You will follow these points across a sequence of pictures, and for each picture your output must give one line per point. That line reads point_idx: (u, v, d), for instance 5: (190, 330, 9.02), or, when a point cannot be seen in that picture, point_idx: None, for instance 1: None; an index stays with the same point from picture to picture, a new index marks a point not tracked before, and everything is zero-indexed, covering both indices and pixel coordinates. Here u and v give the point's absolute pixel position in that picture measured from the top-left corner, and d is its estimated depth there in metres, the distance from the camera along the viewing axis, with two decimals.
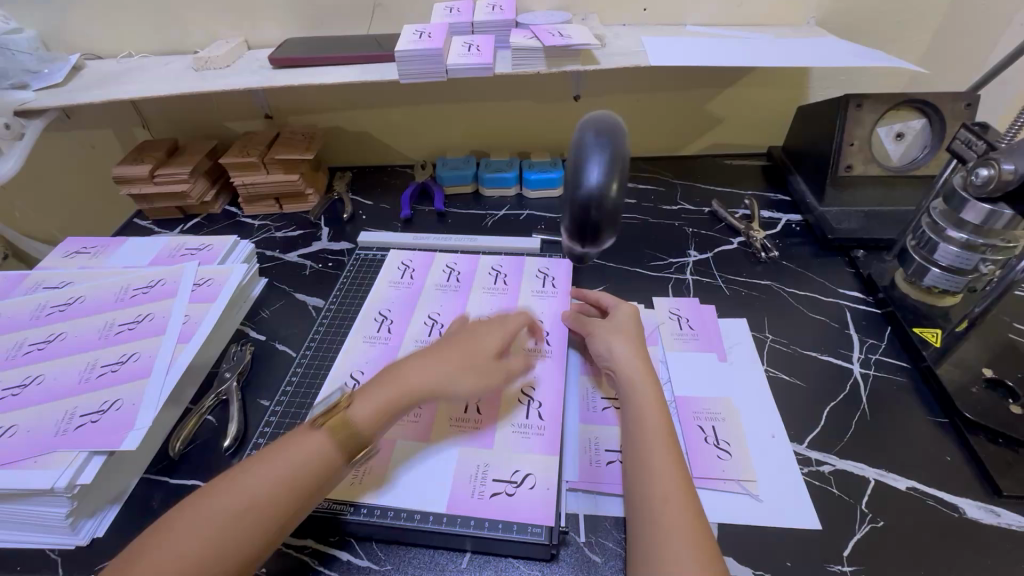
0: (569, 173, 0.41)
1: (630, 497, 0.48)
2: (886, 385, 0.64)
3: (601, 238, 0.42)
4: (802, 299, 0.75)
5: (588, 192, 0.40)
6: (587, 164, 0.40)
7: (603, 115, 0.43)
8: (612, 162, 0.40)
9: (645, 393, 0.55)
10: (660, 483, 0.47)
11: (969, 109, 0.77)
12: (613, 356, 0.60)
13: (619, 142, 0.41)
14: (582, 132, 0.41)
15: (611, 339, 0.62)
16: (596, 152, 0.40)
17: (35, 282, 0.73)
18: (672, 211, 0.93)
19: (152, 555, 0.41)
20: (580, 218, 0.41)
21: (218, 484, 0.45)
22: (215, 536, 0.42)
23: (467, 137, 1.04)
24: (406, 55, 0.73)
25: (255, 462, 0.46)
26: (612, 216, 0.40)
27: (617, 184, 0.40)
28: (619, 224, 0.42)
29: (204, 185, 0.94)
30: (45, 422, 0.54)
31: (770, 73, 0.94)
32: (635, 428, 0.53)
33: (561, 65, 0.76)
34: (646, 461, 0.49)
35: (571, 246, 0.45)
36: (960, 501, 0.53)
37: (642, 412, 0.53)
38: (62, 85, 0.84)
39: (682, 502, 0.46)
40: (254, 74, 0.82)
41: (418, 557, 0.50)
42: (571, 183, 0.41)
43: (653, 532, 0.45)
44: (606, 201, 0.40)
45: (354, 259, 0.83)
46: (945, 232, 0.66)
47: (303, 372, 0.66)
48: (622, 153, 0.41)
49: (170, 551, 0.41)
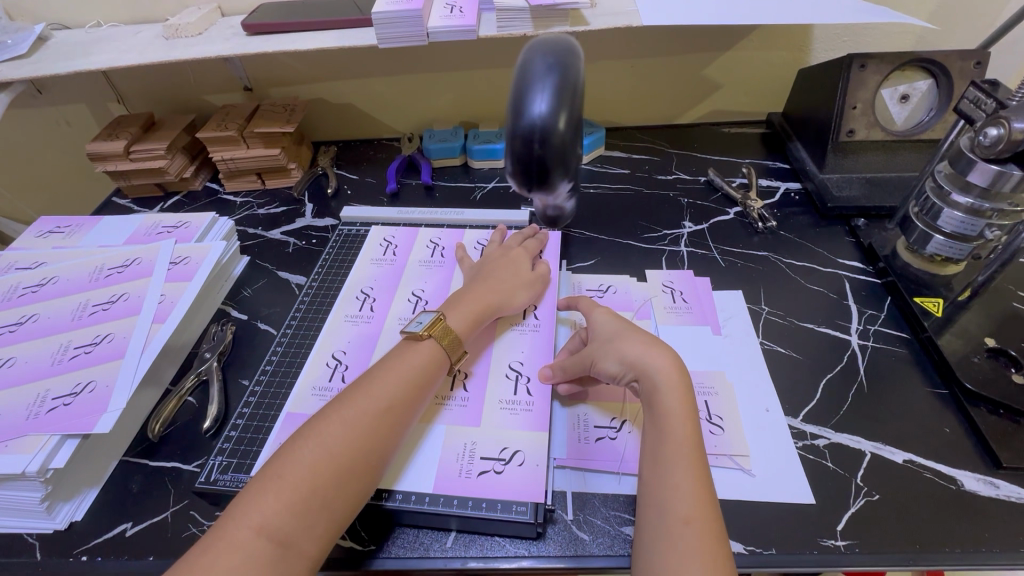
0: (513, 103, 0.37)
1: (643, 518, 0.43)
2: (885, 356, 0.62)
3: (550, 177, 0.38)
4: (800, 271, 0.73)
5: (533, 124, 0.36)
6: (531, 95, 0.36)
7: (557, 40, 0.39)
8: (559, 89, 0.36)
9: (668, 402, 0.47)
10: (677, 473, 0.44)
11: (978, 68, 0.73)
12: (629, 365, 0.51)
13: (571, 70, 0.38)
14: (529, 55, 0.37)
15: (614, 349, 0.52)
16: (542, 78, 0.36)
17: (8, 263, 0.70)
18: (667, 181, 0.90)
19: (208, 560, 0.37)
20: (525, 152, 0.37)
21: (277, 467, 0.42)
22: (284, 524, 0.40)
23: (455, 107, 1.00)
24: (383, 18, 0.69)
25: (299, 447, 0.43)
26: (559, 151, 0.36)
27: (567, 116, 0.36)
28: (570, 163, 0.38)
29: (182, 161, 0.91)
30: (17, 406, 0.53)
31: (769, 34, 0.90)
32: (652, 410, 0.48)
33: (549, 26, 0.72)
34: (664, 478, 0.44)
35: (520, 191, 0.41)
36: (958, 473, 0.51)
37: (660, 392, 0.48)
38: (27, 57, 0.80)
39: (704, 520, 0.41)
40: (227, 41, 0.78)
41: (402, 537, 0.49)
42: (514, 112, 0.37)
43: (669, 552, 0.40)
44: (554, 136, 0.36)
45: (337, 235, 0.80)
46: (950, 196, 0.63)
47: (284, 350, 0.63)
48: (572, 81, 0.37)
49: (232, 553, 0.38)
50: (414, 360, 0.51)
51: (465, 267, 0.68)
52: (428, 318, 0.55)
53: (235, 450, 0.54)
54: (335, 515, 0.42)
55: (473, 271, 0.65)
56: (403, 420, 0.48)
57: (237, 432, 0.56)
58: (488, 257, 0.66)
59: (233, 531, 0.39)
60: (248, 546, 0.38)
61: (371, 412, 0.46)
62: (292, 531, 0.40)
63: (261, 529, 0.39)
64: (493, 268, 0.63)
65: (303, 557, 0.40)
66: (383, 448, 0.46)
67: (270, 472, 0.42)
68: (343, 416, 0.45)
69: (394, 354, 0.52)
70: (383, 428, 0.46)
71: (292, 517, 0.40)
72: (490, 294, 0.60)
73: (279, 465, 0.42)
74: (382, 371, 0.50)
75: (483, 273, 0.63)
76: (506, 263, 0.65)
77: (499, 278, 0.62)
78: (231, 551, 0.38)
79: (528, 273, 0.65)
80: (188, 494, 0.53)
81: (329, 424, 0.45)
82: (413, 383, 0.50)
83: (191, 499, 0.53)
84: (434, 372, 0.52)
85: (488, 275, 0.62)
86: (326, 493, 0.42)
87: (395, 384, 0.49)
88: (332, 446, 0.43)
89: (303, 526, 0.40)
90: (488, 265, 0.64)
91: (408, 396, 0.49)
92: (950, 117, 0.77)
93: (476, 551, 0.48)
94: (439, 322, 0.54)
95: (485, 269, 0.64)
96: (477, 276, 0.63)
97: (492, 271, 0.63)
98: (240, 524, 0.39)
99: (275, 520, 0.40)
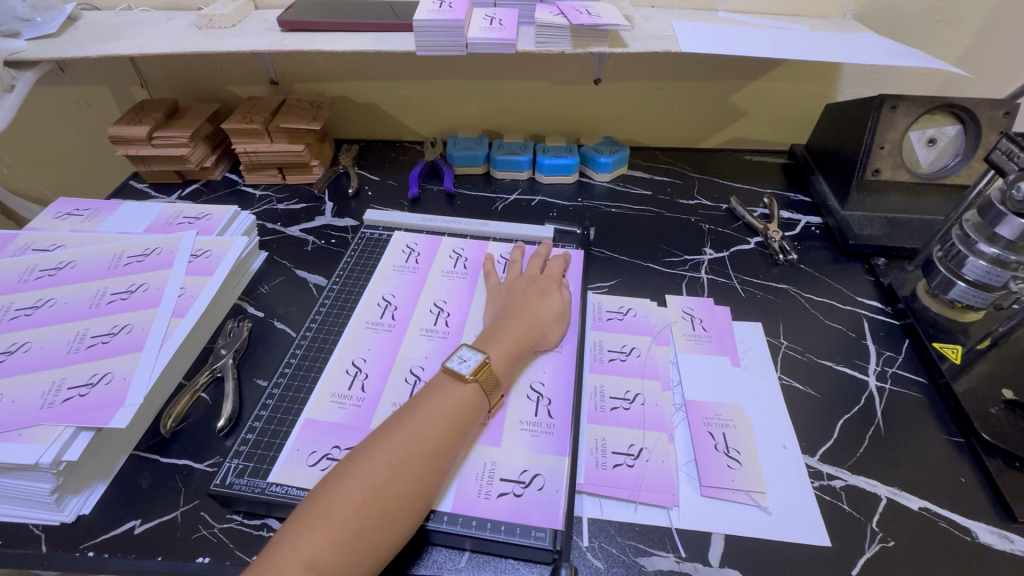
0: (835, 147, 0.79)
1: None
2: (901, 399, 0.62)
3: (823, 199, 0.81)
4: (818, 306, 0.73)
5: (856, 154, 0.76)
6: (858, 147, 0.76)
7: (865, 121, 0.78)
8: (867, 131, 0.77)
9: None
10: None
11: (1007, 118, 0.74)
12: None
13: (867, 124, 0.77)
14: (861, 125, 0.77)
15: None
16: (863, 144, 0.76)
17: (25, 243, 0.70)
18: (688, 206, 0.90)
19: None
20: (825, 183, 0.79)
21: (324, 502, 0.43)
22: (334, 563, 0.40)
23: (480, 114, 0.99)
24: (424, 26, 0.69)
25: (344, 483, 0.44)
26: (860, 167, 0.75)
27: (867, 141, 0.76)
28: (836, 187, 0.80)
29: (203, 150, 0.90)
30: (32, 394, 0.52)
31: (799, 68, 0.90)
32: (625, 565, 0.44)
33: (587, 45, 0.73)
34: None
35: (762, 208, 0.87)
36: (972, 524, 0.51)
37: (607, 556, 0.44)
38: (57, 37, 0.79)
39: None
40: (261, 35, 0.78)
41: (416, 553, 0.48)
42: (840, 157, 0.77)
43: None
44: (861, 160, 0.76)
45: (359, 238, 0.79)
46: (976, 246, 0.64)
47: (303, 354, 0.63)
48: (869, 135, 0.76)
49: None
50: (456, 399, 0.51)
51: (490, 284, 0.68)
52: (474, 359, 0.54)
53: (252, 454, 0.53)
54: (379, 553, 0.43)
55: (501, 293, 0.66)
56: (446, 462, 0.48)
57: (254, 434, 0.55)
58: (515, 281, 0.66)
59: (281, 562, 0.40)
60: None
61: (415, 451, 0.46)
62: (338, 569, 0.40)
63: (308, 563, 0.40)
64: (523, 300, 0.63)
65: None
66: (426, 489, 0.46)
67: (317, 506, 0.43)
68: (388, 454, 0.46)
69: (434, 392, 0.51)
70: (427, 469, 0.46)
71: (339, 555, 0.41)
72: (520, 324, 0.60)
73: (326, 498, 0.43)
74: (427, 410, 0.49)
75: (514, 303, 0.63)
76: (532, 291, 0.64)
77: (526, 303, 0.62)
78: None
79: (557, 301, 0.64)
80: (199, 494, 0.52)
81: (374, 461, 0.45)
82: (455, 426, 0.49)
83: (203, 500, 0.52)
84: (475, 412, 0.51)
85: (521, 309, 0.62)
86: (371, 532, 0.42)
87: (440, 423, 0.49)
88: (377, 485, 0.44)
89: (348, 564, 0.41)
90: (517, 294, 0.64)
91: (450, 439, 0.49)
92: (976, 164, 0.77)
93: (490, 572, 0.48)
94: (485, 367, 0.53)
95: (517, 301, 0.63)
96: (508, 308, 0.62)
97: (523, 300, 0.63)
98: (286, 555, 0.40)
99: (321, 555, 0.40)
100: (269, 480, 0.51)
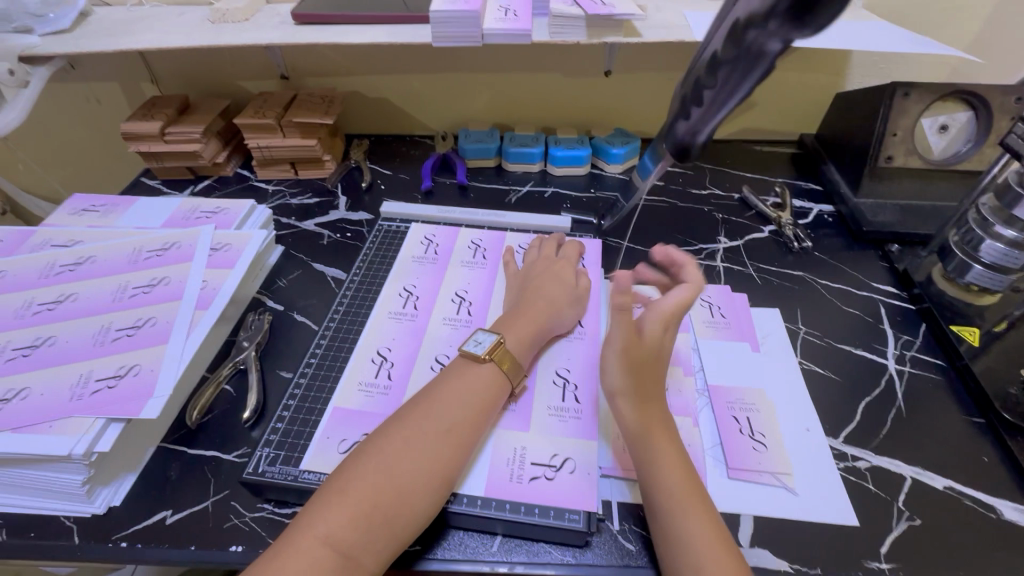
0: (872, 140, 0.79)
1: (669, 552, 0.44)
2: (922, 381, 0.63)
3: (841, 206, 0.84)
4: (835, 292, 0.73)
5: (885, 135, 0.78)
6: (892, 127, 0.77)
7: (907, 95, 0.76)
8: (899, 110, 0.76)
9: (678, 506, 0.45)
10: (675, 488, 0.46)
11: (1018, 103, 0.75)
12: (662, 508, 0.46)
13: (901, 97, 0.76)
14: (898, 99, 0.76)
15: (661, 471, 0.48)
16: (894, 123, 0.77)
17: (43, 239, 0.70)
18: (701, 196, 0.90)
19: (278, 566, 0.39)
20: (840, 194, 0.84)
21: (340, 481, 0.44)
22: (350, 538, 0.41)
23: (492, 108, 1.00)
24: (441, 17, 0.69)
25: (359, 462, 0.44)
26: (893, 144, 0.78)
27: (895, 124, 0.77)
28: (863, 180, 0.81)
29: (216, 145, 0.90)
30: (61, 387, 0.52)
31: (809, 57, 0.91)
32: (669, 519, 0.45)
33: (602, 35, 0.73)
34: (678, 531, 0.44)
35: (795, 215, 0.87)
36: (997, 502, 0.52)
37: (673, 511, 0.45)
38: (70, 32, 0.79)
39: (721, 553, 0.42)
40: (275, 29, 0.77)
41: (449, 539, 0.49)
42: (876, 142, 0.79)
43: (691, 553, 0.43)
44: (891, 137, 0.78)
45: (376, 231, 0.79)
46: (993, 228, 0.67)
47: (327, 344, 0.63)
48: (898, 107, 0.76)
49: (301, 563, 0.39)
50: (475, 381, 0.51)
51: (510, 273, 0.68)
52: (488, 340, 0.55)
53: (282, 443, 0.53)
54: (397, 531, 0.42)
55: (520, 279, 0.66)
56: (464, 441, 0.48)
57: (283, 424, 0.55)
58: (534, 267, 0.67)
59: (300, 539, 0.40)
60: (314, 554, 0.39)
61: (429, 431, 0.47)
62: (355, 545, 0.41)
63: (325, 539, 0.40)
64: (541, 285, 0.63)
65: (367, 564, 0.41)
66: (443, 471, 0.46)
67: (334, 485, 0.43)
68: (402, 434, 0.46)
69: (452, 374, 0.52)
70: (442, 451, 0.46)
71: (355, 531, 0.41)
72: (539, 310, 0.60)
73: (342, 477, 0.44)
74: (441, 393, 0.50)
75: (531, 288, 0.63)
76: (552, 277, 0.65)
77: (547, 288, 0.63)
78: (299, 558, 0.39)
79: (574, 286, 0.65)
80: (230, 485, 0.53)
81: (389, 441, 0.46)
82: (471, 407, 0.50)
83: (233, 489, 0.52)
84: (495, 394, 0.52)
85: (538, 293, 0.62)
86: (388, 509, 0.42)
87: (455, 404, 0.49)
88: (392, 462, 0.44)
89: (366, 540, 0.41)
90: (535, 279, 0.65)
91: (466, 420, 0.49)
92: (988, 150, 0.78)
93: (523, 556, 0.48)
94: (499, 347, 0.54)
95: (533, 287, 0.63)
96: (525, 293, 0.63)
97: (541, 284, 0.63)
98: (304, 533, 0.41)
99: (338, 531, 0.41)
100: (301, 468, 0.51)
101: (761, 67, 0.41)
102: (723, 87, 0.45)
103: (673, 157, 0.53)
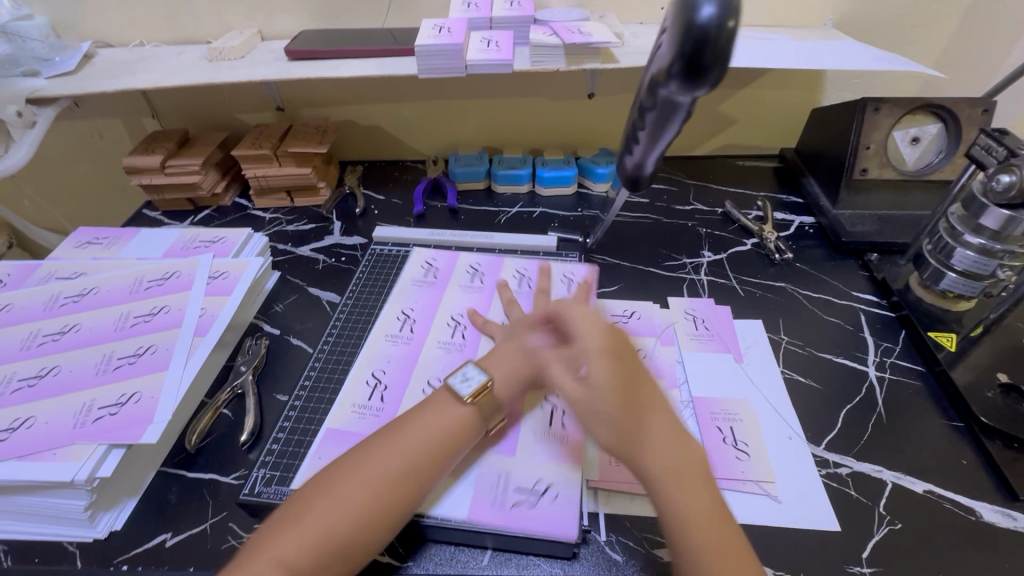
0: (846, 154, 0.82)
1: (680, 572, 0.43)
2: (902, 387, 0.64)
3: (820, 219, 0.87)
4: (816, 301, 0.75)
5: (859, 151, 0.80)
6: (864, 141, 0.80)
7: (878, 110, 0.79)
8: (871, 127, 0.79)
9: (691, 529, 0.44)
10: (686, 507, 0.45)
11: (985, 115, 0.77)
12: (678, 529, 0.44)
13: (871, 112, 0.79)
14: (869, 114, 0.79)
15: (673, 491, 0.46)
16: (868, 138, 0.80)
17: (48, 272, 0.72)
18: (685, 212, 0.93)
19: None
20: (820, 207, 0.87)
21: (298, 511, 0.45)
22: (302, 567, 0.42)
23: (481, 132, 1.03)
24: (426, 50, 0.73)
25: (320, 494, 0.45)
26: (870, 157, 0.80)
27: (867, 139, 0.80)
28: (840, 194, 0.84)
29: (214, 176, 0.93)
30: (65, 414, 0.54)
31: (784, 75, 0.94)
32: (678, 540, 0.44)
33: (581, 62, 0.76)
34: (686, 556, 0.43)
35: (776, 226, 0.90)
36: (976, 504, 0.53)
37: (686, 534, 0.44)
38: (74, 74, 0.82)
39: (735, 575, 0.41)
40: (270, 65, 0.81)
41: (440, 554, 0.50)
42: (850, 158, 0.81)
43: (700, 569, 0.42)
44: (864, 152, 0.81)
45: (369, 256, 0.82)
46: (962, 236, 0.67)
47: (322, 366, 0.65)
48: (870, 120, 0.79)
49: None
50: (450, 419, 0.51)
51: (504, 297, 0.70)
52: (476, 379, 0.53)
53: (277, 464, 0.55)
54: (348, 561, 0.44)
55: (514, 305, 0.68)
56: (427, 478, 0.48)
57: (278, 445, 0.57)
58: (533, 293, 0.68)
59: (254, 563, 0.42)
60: None
61: (392, 467, 0.47)
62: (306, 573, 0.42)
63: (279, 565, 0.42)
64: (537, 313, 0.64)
65: None
66: (399, 505, 0.46)
67: (292, 512, 0.45)
68: (363, 468, 0.47)
69: (428, 411, 0.52)
70: (398, 486, 0.47)
71: (307, 560, 0.42)
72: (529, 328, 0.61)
73: (301, 506, 0.45)
74: (412, 429, 0.50)
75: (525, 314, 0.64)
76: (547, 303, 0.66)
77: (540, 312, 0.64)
78: None
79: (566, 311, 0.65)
80: (227, 506, 0.54)
81: (349, 474, 0.46)
82: (442, 444, 0.50)
83: (230, 511, 0.54)
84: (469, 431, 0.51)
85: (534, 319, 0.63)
86: (341, 540, 0.44)
87: (423, 439, 0.49)
88: (350, 496, 0.45)
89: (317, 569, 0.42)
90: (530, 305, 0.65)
91: (434, 455, 0.49)
92: (959, 160, 0.80)
93: (513, 568, 0.50)
94: (485, 390, 0.53)
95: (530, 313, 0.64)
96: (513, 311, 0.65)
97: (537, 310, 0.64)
98: (258, 558, 0.42)
99: (291, 559, 0.42)
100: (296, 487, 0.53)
101: (679, 113, 0.48)
102: (652, 131, 0.51)
103: (627, 186, 0.60)
